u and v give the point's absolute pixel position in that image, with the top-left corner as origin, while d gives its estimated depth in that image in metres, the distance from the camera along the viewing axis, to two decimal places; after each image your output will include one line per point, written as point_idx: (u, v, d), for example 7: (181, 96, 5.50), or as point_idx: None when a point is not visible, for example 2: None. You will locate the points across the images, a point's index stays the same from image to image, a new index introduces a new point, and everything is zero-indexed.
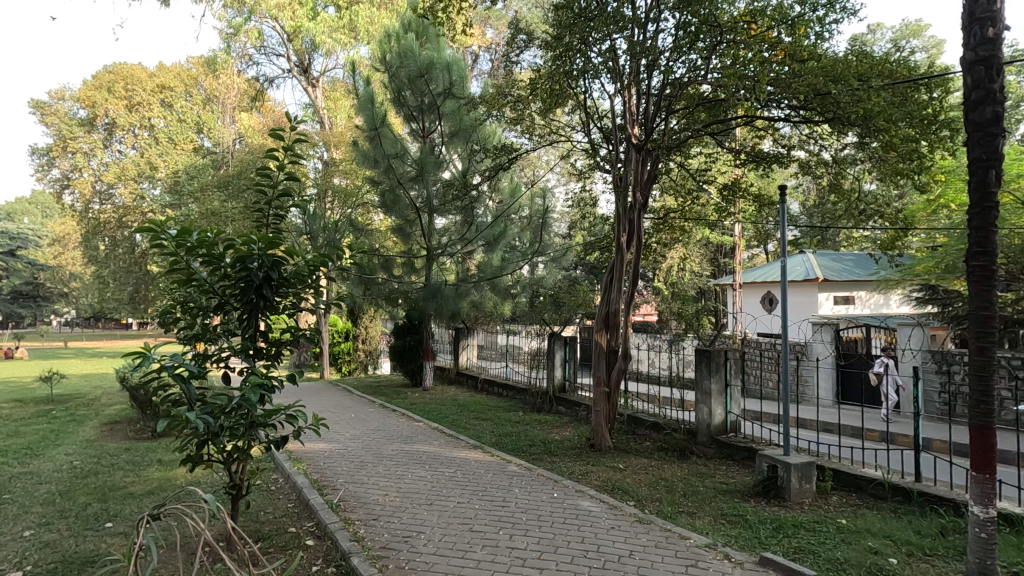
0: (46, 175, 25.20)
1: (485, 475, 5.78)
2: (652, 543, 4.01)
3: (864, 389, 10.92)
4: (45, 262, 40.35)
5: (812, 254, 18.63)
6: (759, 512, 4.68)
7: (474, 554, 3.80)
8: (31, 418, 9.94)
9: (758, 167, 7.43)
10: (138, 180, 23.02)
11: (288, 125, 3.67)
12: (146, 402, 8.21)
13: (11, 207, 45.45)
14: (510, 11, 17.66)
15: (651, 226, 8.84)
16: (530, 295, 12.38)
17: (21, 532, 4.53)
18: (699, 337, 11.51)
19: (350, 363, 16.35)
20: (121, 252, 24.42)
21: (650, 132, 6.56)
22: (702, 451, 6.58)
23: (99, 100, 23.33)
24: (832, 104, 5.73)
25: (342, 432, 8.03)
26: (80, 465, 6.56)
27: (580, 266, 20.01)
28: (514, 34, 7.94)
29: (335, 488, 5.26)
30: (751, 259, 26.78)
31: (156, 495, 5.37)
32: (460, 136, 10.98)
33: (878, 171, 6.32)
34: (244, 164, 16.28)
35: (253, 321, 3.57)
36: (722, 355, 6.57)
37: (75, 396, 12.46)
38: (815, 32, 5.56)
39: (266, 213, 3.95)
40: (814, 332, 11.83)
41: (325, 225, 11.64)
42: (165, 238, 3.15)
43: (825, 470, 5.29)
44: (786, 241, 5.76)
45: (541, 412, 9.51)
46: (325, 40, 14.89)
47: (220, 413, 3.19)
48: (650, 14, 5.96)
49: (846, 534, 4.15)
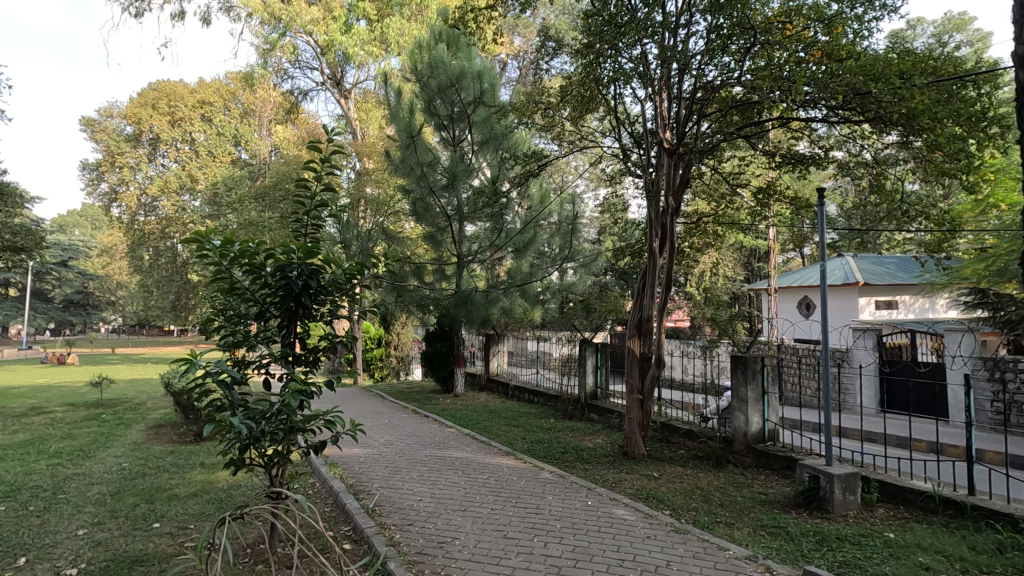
0: (96, 189, 26.42)
1: (518, 482, 5.77)
2: (690, 554, 3.93)
3: (910, 397, 10.55)
4: (95, 272, 42.66)
5: (851, 257, 18.06)
6: (801, 524, 4.53)
7: (510, 561, 3.80)
8: (83, 421, 10.47)
9: (794, 170, 7.18)
10: (180, 194, 24.17)
11: (326, 136, 3.69)
12: (189, 406, 8.53)
13: (64, 220, 48.51)
14: (539, 17, 17.72)
15: (683, 231, 8.64)
16: (560, 301, 12.36)
17: (75, 531, 4.73)
18: (734, 344, 11.26)
19: (383, 369, 16.61)
20: (164, 261, 25.62)
21: (682, 136, 6.48)
22: (739, 460, 6.42)
23: (144, 116, 24.32)
24: (873, 104, 5.55)
25: (377, 437, 8.17)
26: (129, 467, 6.84)
27: (610, 271, 19.90)
28: (542, 41, 7.97)
29: (369, 493, 5.34)
30: (786, 263, 26.25)
31: (200, 496, 5.56)
32: (491, 144, 11.12)
33: (924, 172, 6.11)
34: (280, 175, 16.79)
35: (292, 328, 3.66)
36: (759, 362, 6.39)
37: (124, 401, 13.05)
38: (854, 30, 5.40)
39: (304, 223, 4.02)
40: (856, 337, 11.47)
41: (359, 234, 11.85)
42: (209, 248, 3.28)
43: (870, 482, 5.12)
44: (826, 244, 5.41)
45: (573, 419, 9.46)
46: (357, 52, 15.24)
47: (262, 417, 3.29)
48: (681, 18, 5.93)
49: (894, 548, 3.99)
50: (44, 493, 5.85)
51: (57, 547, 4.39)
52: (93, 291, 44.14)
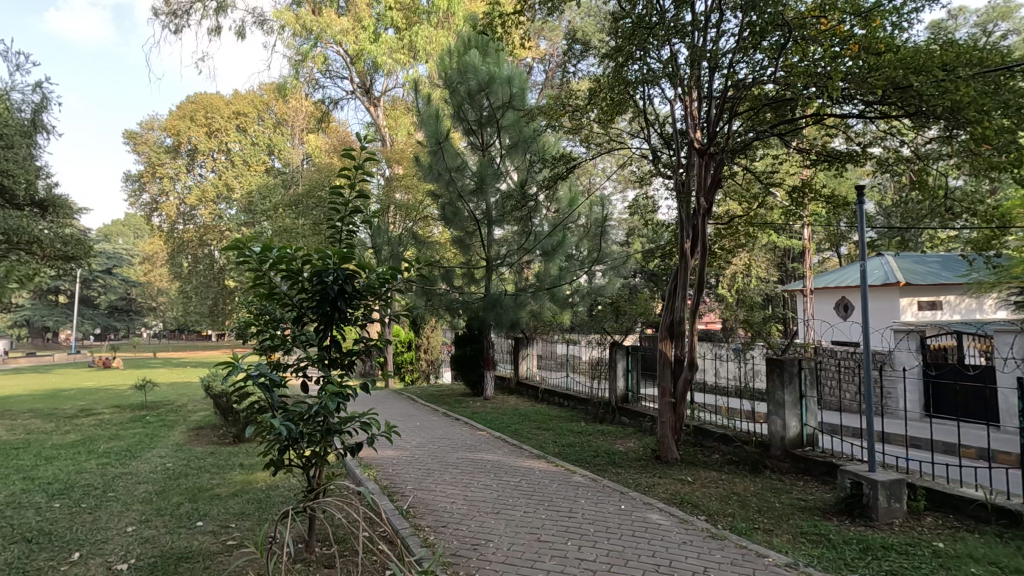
0: (137, 200, 27.47)
1: (551, 486, 5.75)
2: (728, 560, 3.86)
3: (957, 402, 10.14)
4: (137, 279, 44.62)
5: (892, 257, 17.46)
6: (843, 532, 4.40)
7: (543, 564, 3.80)
8: (129, 422, 10.91)
9: (831, 167, 6.98)
10: (217, 202, 25.03)
11: (359, 143, 3.77)
12: (228, 408, 8.81)
13: (109, 229, 50.79)
14: (564, 20, 17.67)
15: (715, 232, 8.47)
16: (589, 304, 12.28)
17: (125, 527, 4.92)
18: (768, 347, 10.98)
19: (414, 372, 16.76)
20: (202, 269, 26.41)
21: (713, 135, 6.37)
22: (776, 465, 6.26)
23: (183, 128, 25.35)
24: (914, 99, 5.36)
25: (409, 439, 8.27)
26: (172, 467, 7.10)
27: (638, 274, 19.72)
28: (569, 44, 8.02)
29: (404, 494, 5.42)
30: (822, 263, 25.57)
31: (240, 497, 5.71)
32: (520, 147, 11.14)
33: (971, 167, 5.87)
34: (313, 183, 17.24)
35: (328, 331, 3.74)
36: (796, 365, 6.23)
37: (166, 403, 13.57)
38: (892, 22, 5.23)
39: (338, 230, 4.09)
40: (899, 339, 11.05)
41: (390, 239, 12.06)
42: (249, 254, 3.37)
43: (916, 489, 4.91)
44: (865, 243, 5.15)
45: (603, 423, 9.39)
46: (386, 61, 15.45)
47: (301, 420, 3.35)
48: (711, 17, 5.86)
49: (944, 559, 3.83)
50: (94, 491, 6.09)
51: (108, 543, 4.57)
52: (136, 298, 45.86)
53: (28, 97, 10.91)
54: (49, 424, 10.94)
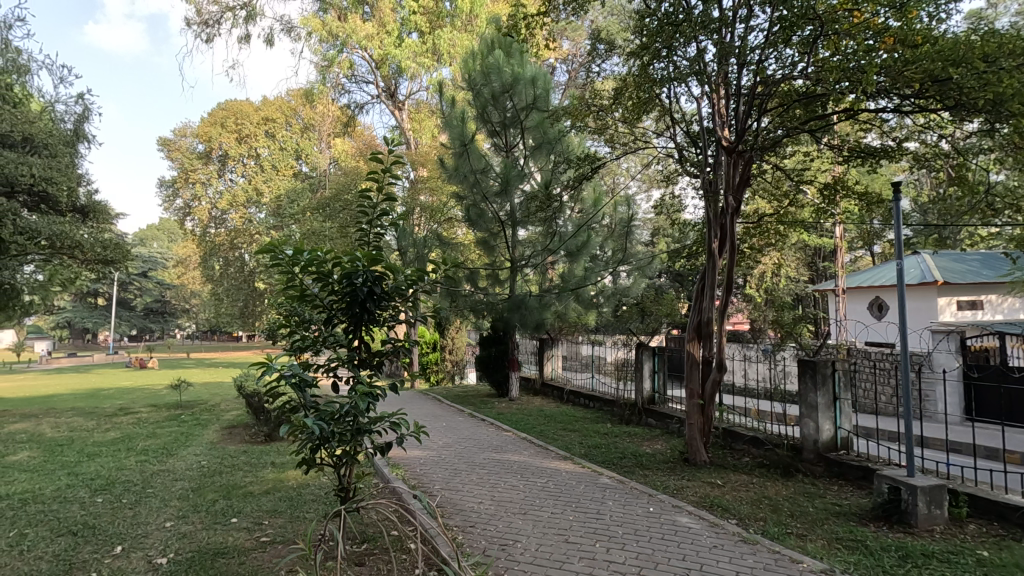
0: (171, 205, 28.29)
1: (577, 487, 5.73)
2: (761, 565, 3.79)
3: (1001, 404, 9.74)
4: (172, 281, 46.00)
5: (928, 255, 16.89)
6: (882, 538, 4.28)
7: (572, 565, 3.78)
8: (166, 421, 11.22)
9: (864, 163, 6.79)
10: (247, 206, 25.66)
11: (387, 147, 3.81)
12: (260, 408, 8.99)
13: (144, 233, 52.45)
14: (587, 20, 17.58)
15: (742, 231, 8.34)
16: (614, 304, 12.19)
17: (164, 523, 5.08)
18: (798, 348, 10.75)
19: (439, 373, 16.86)
20: (233, 271, 27.01)
21: (742, 133, 6.25)
22: (808, 469, 6.12)
23: (214, 134, 26.05)
24: (953, 92, 5.21)
25: (436, 440, 8.33)
26: (208, 465, 7.28)
27: (664, 274, 19.50)
28: (594, 44, 7.96)
29: (432, 494, 5.48)
30: (854, 262, 24.89)
31: (272, 494, 5.83)
32: (544, 148, 11.13)
33: (1015, 161, 5.64)
34: (339, 187, 17.51)
35: (358, 332, 3.80)
36: (829, 366, 6.09)
37: (200, 403, 13.89)
38: (929, 13, 5.04)
39: (366, 233, 4.14)
40: (937, 339, 10.67)
41: (415, 241, 12.16)
42: (283, 257, 3.45)
43: (958, 495, 4.74)
44: (901, 242, 4.98)
45: (629, 424, 9.31)
46: (409, 64, 15.74)
47: (333, 419, 3.38)
48: (739, 12, 5.76)
49: (989, 568, 3.70)
50: (135, 487, 6.30)
51: (148, 537, 4.73)
52: (169, 300, 47.21)
53: (70, 107, 11.41)
54: (91, 422, 11.34)
